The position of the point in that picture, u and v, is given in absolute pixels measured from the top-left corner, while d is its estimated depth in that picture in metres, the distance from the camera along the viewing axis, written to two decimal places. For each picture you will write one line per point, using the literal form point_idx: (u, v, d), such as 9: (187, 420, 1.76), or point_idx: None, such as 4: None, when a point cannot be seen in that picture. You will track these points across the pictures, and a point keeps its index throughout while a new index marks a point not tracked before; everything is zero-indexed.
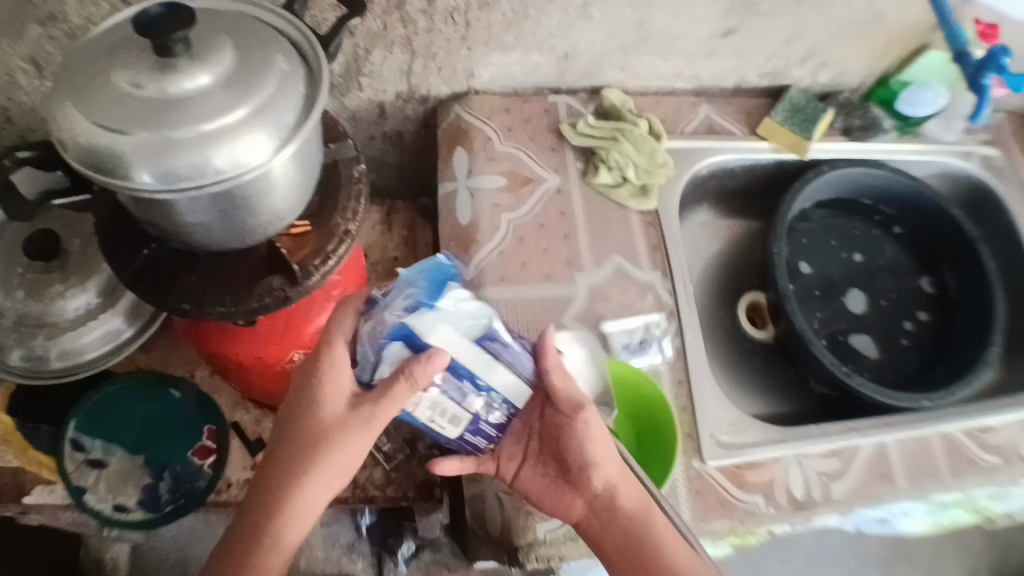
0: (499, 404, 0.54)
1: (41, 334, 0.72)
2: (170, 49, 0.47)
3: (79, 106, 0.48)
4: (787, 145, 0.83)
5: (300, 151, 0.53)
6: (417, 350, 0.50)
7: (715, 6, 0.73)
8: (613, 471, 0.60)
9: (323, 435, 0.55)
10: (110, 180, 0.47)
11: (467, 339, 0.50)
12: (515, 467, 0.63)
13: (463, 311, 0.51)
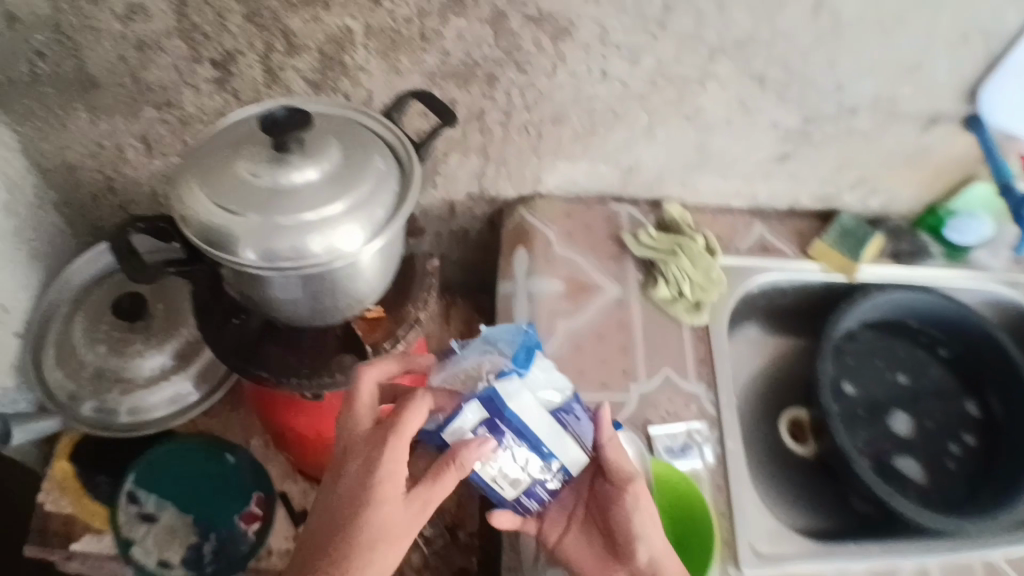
0: (558, 472, 0.57)
1: (115, 388, 0.77)
2: (286, 146, 0.54)
3: (202, 188, 0.54)
4: (836, 265, 0.87)
5: (387, 242, 0.58)
6: (495, 415, 0.52)
7: (771, 133, 0.80)
8: (659, 549, 0.61)
9: (376, 529, 0.51)
10: (219, 255, 0.53)
11: (545, 410, 0.54)
12: (559, 533, 0.64)
13: (545, 380, 0.54)
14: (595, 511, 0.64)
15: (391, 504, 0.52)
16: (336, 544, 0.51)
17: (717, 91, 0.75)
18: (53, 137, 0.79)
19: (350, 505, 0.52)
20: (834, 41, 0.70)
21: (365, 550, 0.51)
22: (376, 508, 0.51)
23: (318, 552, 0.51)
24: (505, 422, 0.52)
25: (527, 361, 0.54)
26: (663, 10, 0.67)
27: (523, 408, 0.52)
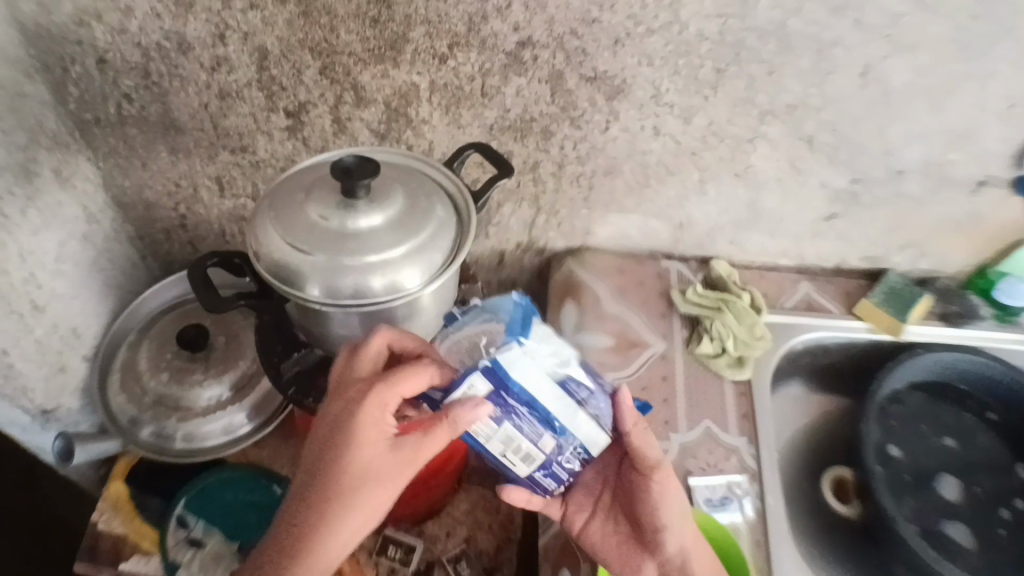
0: (572, 449, 0.54)
1: (173, 415, 0.80)
2: (354, 194, 0.57)
3: (276, 228, 0.58)
4: (883, 325, 0.87)
5: (443, 285, 0.61)
6: (499, 388, 0.50)
7: (820, 193, 0.81)
8: (687, 538, 0.61)
9: (355, 484, 0.52)
10: (287, 290, 0.56)
11: (555, 382, 0.51)
12: (584, 519, 0.65)
13: (550, 350, 0.51)
14: (620, 497, 0.64)
15: (369, 455, 0.53)
16: (314, 488, 0.53)
17: (767, 152, 0.77)
18: (132, 174, 0.86)
19: (330, 453, 0.53)
20: (881, 107, 0.72)
21: (341, 502, 0.52)
22: (354, 457, 0.52)
23: (301, 496, 0.54)
24: (511, 395, 0.50)
25: (527, 329, 0.51)
26: (714, 72, 0.70)
27: (529, 379, 0.49)
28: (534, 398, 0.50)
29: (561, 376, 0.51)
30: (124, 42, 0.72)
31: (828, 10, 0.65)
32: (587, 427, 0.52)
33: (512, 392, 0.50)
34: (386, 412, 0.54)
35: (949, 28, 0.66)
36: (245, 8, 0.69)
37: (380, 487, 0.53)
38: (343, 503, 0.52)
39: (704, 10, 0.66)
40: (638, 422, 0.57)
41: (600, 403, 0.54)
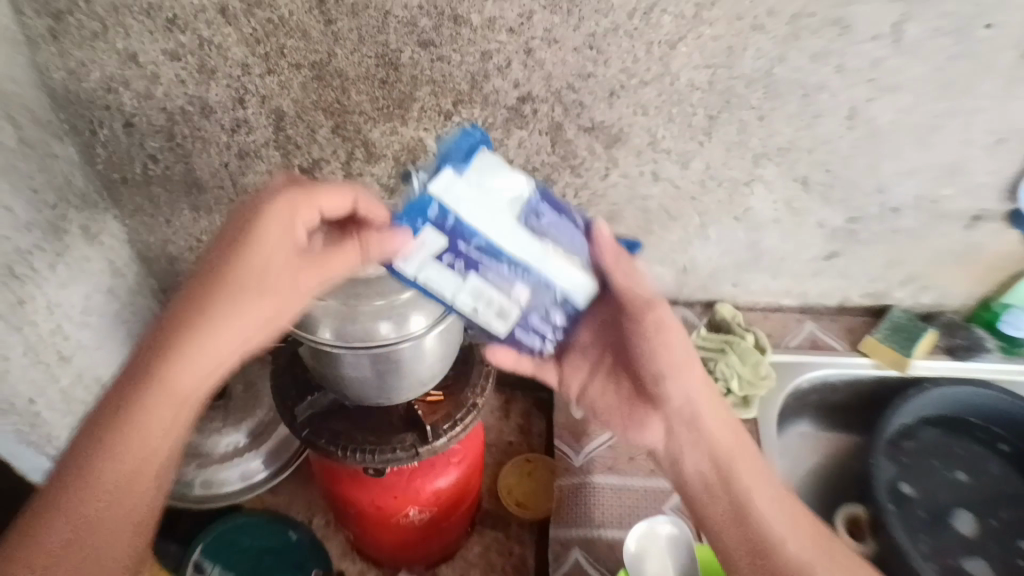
0: (542, 287, 0.60)
1: (193, 461, 0.82)
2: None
3: None
4: (889, 361, 0.87)
5: (449, 329, 0.63)
6: (443, 223, 0.56)
7: (817, 233, 0.83)
8: (691, 386, 0.63)
9: (258, 276, 0.55)
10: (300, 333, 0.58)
11: (501, 211, 0.56)
12: (582, 378, 0.72)
13: (493, 172, 0.56)
14: (613, 360, 0.69)
15: (276, 262, 0.55)
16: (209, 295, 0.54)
17: (764, 193, 0.80)
18: (157, 230, 0.91)
19: (235, 242, 0.55)
20: (871, 147, 0.75)
21: (242, 295, 0.54)
22: (259, 258, 0.54)
23: (185, 302, 0.54)
24: (462, 240, 0.57)
25: (466, 156, 0.56)
26: (707, 119, 0.74)
27: (473, 215, 0.56)
28: (483, 236, 0.56)
29: (512, 211, 0.57)
30: (150, 107, 0.78)
31: (810, 57, 0.68)
32: (545, 247, 0.58)
33: (459, 232, 0.56)
34: (298, 227, 0.56)
35: (929, 69, 0.69)
36: (263, 74, 0.74)
37: (276, 295, 0.56)
38: (244, 304, 0.55)
39: (693, 62, 0.69)
40: (621, 258, 0.60)
41: (559, 223, 0.59)
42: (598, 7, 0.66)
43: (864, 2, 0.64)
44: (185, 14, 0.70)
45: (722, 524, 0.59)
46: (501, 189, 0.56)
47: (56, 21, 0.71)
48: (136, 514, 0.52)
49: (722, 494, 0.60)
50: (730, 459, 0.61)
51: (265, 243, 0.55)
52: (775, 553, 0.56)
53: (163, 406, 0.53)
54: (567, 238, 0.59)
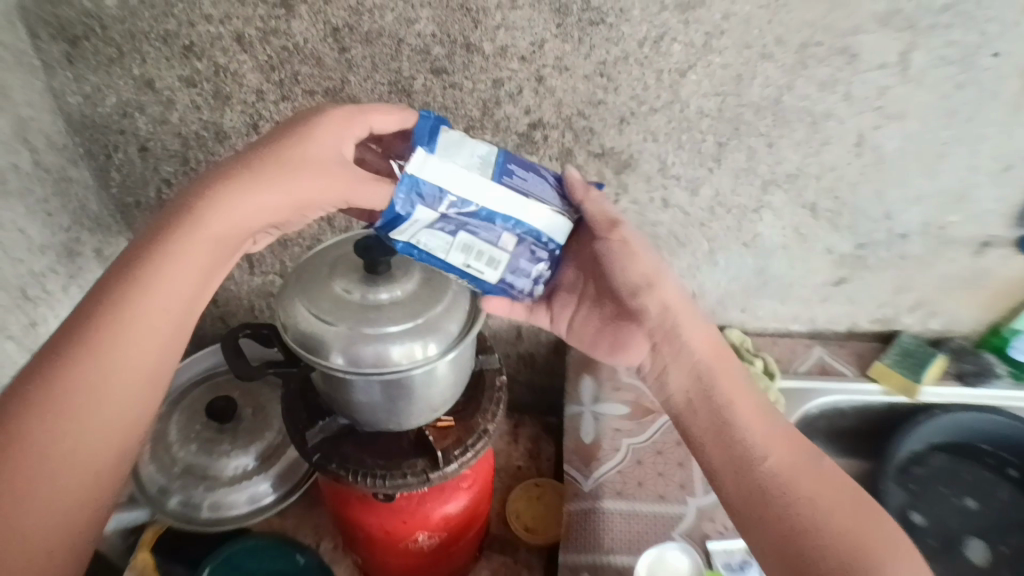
0: (526, 238, 0.60)
1: (201, 484, 0.82)
2: (375, 268, 0.60)
3: (302, 301, 0.61)
4: (898, 388, 0.87)
5: (459, 356, 0.63)
6: (430, 197, 0.55)
7: (826, 258, 0.83)
8: (666, 295, 0.64)
9: (302, 156, 0.56)
10: (312, 358, 0.58)
11: (475, 172, 0.56)
12: (573, 308, 0.73)
13: (460, 146, 0.56)
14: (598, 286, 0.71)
15: (306, 149, 0.56)
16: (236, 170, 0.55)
17: (773, 220, 0.80)
18: None
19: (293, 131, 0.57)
20: (878, 173, 0.75)
21: (289, 159, 0.55)
22: (311, 143, 0.56)
23: (221, 176, 0.55)
24: (450, 207, 0.56)
25: (430, 136, 0.56)
26: (716, 146, 0.74)
27: (455, 182, 0.55)
28: (464, 200, 0.56)
29: (485, 172, 0.56)
30: (165, 132, 0.79)
31: (817, 86, 0.69)
32: (523, 198, 0.58)
33: (443, 201, 0.56)
34: (332, 133, 0.58)
35: (936, 96, 0.69)
36: (277, 100, 0.75)
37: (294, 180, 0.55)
38: (264, 179, 0.54)
39: (702, 89, 0.70)
40: (587, 190, 0.65)
41: (531, 182, 0.60)
42: (609, 36, 0.68)
43: (867, 31, 0.66)
44: (202, 42, 0.72)
45: (707, 445, 0.56)
46: (469, 155, 0.56)
47: (72, 46, 0.73)
48: (104, 432, 0.45)
49: (706, 412, 0.57)
50: (714, 378, 0.59)
51: (310, 131, 0.57)
52: (757, 469, 0.52)
53: (189, 247, 0.52)
54: (537, 186, 0.60)
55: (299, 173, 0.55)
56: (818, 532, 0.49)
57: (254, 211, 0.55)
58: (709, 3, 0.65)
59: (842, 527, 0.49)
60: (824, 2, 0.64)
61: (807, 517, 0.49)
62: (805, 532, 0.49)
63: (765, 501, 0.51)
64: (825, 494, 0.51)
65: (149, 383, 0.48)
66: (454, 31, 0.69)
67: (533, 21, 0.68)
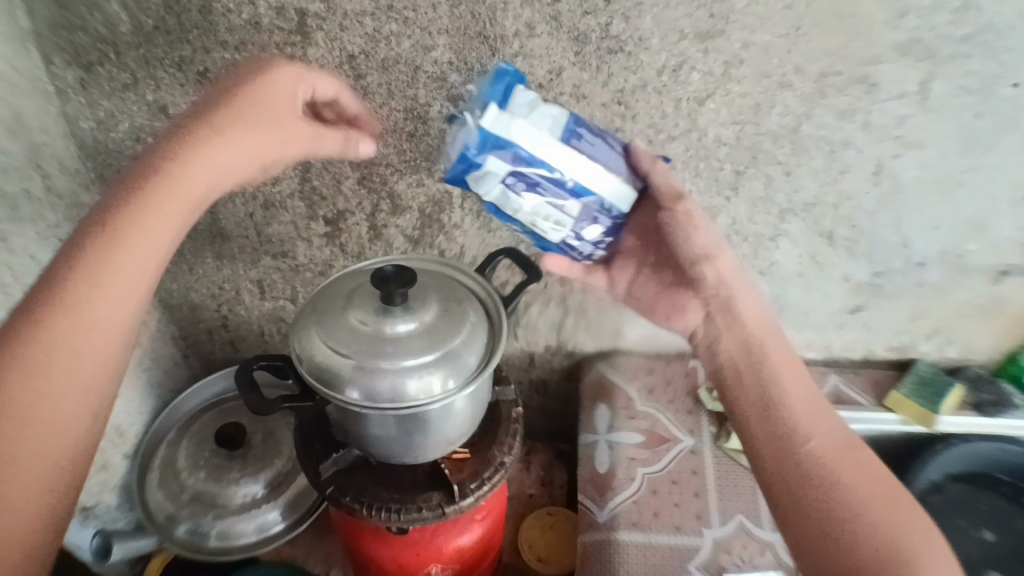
0: (595, 207, 0.62)
1: (210, 512, 0.81)
2: (391, 301, 0.60)
3: (318, 333, 0.61)
4: (915, 417, 0.85)
5: (476, 391, 0.62)
6: (502, 150, 0.57)
7: (842, 286, 0.82)
8: (723, 268, 0.64)
9: (255, 104, 0.56)
10: (328, 392, 0.58)
11: (546, 132, 0.58)
12: (629, 276, 0.73)
13: (531, 105, 0.58)
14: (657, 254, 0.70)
15: (263, 100, 0.57)
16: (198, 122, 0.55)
17: (789, 247, 0.79)
18: (179, 278, 0.89)
19: (240, 80, 0.57)
20: (896, 201, 0.74)
21: (246, 109, 0.55)
22: (263, 91, 0.57)
23: (178, 136, 0.54)
24: (521, 163, 0.58)
25: (504, 96, 0.58)
26: (734, 174, 0.74)
27: (527, 140, 0.57)
28: (536, 159, 0.58)
29: (554, 133, 0.58)
30: None
31: (836, 115, 0.69)
32: (589, 163, 0.60)
33: (514, 156, 0.57)
34: (286, 86, 0.59)
35: (955, 125, 0.69)
36: None
37: (266, 135, 0.57)
38: (227, 130, 0.55)
39: (720, 118, 0.70)
40: (655, 162, 0.64)
41: (597, 147, 0.62)
42: (627, 64, 0.67)
43: (887, 61, 0.65)
44: (217, 68, 0.71)
45: (749, 418, 0.57)
46: (541, 115, 0.58)
47: (86, 72, 0.73)
48: (81, 392, 0.46)
49: (751, 387, 0.58)
50: (764, 358, 0.59)
51: (265, 81, 0.58)
52: (798, 448, 0.53)
53: (162, 206, 0.52)
54: (604, 155, 0.62)
55: (263, 125, 0.57)
56: (851, 513, 0.49)
57: (222, 162, 0.55)
58: (728, 32, 0.65)
59: (874, 512, 0.49)
60: (844, 32, 0.64)
61: (843, 499, 0.50)
62: (837, 510, 0.49)
63: (802, 478, 0.51)
64: (862, 480, 0.51)
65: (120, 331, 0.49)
66: (471, 58, 0.68)
67: (551, 49, 0.67)
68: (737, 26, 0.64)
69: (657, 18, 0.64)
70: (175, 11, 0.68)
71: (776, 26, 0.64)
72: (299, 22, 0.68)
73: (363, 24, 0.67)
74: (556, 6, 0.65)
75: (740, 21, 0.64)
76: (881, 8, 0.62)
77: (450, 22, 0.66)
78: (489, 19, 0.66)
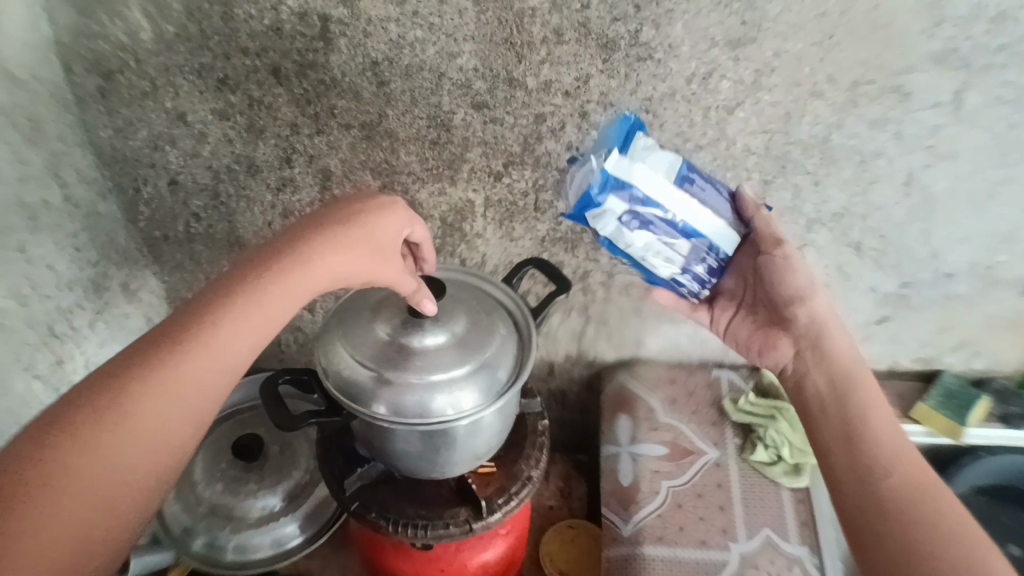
0: (705, 250, 0.64)
1: (227, 525, 0.80)
2: (420, 314, 0.59)
3: (344, 345, 0.60)
4: (943, 429, 0.83)
5: (504, 407, 0.60)
6: (620, 190, 0.59)
7: (868, 296, 0.81)
8: (818, 309, 0.66)
9: (363, 230, 0.54)
10: (353, 405, 0.57)
11: (662, 176, 0.61)
12: (728, 317, 0.74)
13: (647, 151, 0.62)
14: (757, 295, 0.71)
15: (379, 230, 0.55)
16: (320, 238, 0.52)
17: (815, 258, 0.78)
18: (197, 287, 0.89)
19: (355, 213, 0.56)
20: (926, 212, 0.73)
21: (356, 235, 0.54)
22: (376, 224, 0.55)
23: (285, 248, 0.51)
24: (640, 205, 0.60)
25: (624, 141, 0.62)
26: (761, 184, 0.73)
27: (645, 182, 0.60)
28: (650, 199, 0.60)
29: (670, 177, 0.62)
30: (196, 165, 0.78)
31: (867, 124, 0.67)
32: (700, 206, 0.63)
33: (631, 196, 0.59)
34: (396, 226, 0.57)
35: (989, 137, 0.67)
36: (312, 133, 0.74)
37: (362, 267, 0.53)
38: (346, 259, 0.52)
39: (749, 127, 0.69)
40: (760, 210, 0.68)
41: (708, 193, 0.65)
42: (656, 72, 0.66)
43: (922, 70, 0.63)
44: (237, 75, 0.70)
45: (835, 453, 0.57)
46: (659, 161, 0.62)
47: (106, 79, 0.72)
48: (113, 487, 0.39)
49: (838, 422, 0.58)
50: (854, 396, 0.60)
51: (386, 216, 0.56)
52: (879, 485, 0.53)
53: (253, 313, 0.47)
54: (713, 201, 0.65)
55: (378, 257, 0.54)
56: (925, 553, 0.47)
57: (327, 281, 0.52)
58: (760, 39, 0.63)
59: (948, 552, 0.47)
60: (879, 41, 0.62)
61: (920, 539, 0.48)
62: (910, 549, 0.48)
63: (880, 516, 0.51)
64: (940, 522, 0.49)
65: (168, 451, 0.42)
66: (497, 66, 0.67)
67: (579, 56, 0.66)
68: (770, 33, 0.63)
69: (688, 25, 0.63)
70: (196, 18, 0.67)
71: (809, 34, 0.62)
72: (322, 29, 0.67)
73: (387, 31, 0.66)
74: (586, 13, 0.63)
75: (773, 29, 0.62)
76: (918, 16, 0.60)
77: (476, 29, 0.65)
78: (517, 26, 0.65)
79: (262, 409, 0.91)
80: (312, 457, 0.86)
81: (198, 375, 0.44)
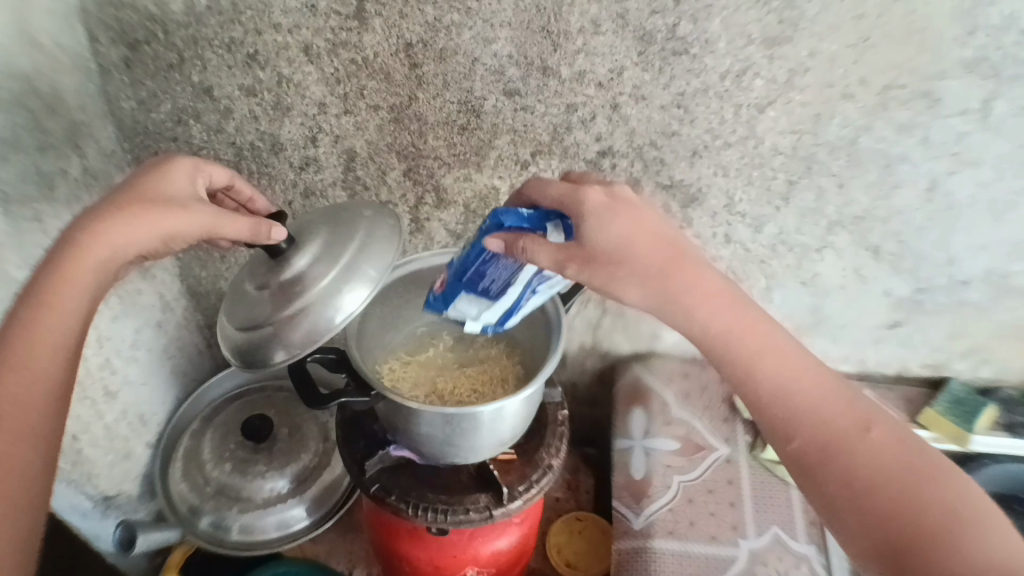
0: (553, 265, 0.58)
1: (234, 506, 0.79)
2: (277, 245, 0.59)
3: (238, 313, 0.61)
4: (949, 435, 0.83)
5: (532, 391, 0.60)
6: (501, 321, 0.63)
7: (882, 302, 0.82)
8: (640, 291, 0.56)
9: (152, 189, 0.58)
10: (260, 368, 0.58)
11: (485, 305, 0.61)
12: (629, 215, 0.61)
13: (466, 314, 0.62)
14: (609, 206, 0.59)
15: (169, 189, 0.59)
16: (107, 210, 0.55)
17: (834, 260, 0.79)
18: (210, 265, 0.88)
19: (138, 178, 0.59)
20: (946, 219, 0.73)
21: (145, 195, 0.57)
22: (165, 181, 0.59)
23: (85, 221, 0.55)
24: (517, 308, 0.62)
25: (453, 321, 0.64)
26: (786, 184, 0.73)
27: (495, 310, 0.62)
28: (504, 306, 0.61)
29: (482, 302, 0.60)
30: (219, 141, 0.77)
31: (896, 129, 0.67)
32: (506, 292, 0.60)
33: (510, 312, 0.62)
34: (183, 176, 0.61)
35: (1014, 147, 0.67)
36: (339, 113, 0.74)
37: (163, 220, 0.56)
38: (139, 215, 0.55)
39: (779, 127, 0.69)
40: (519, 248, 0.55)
41: (488, 273, 0.58)
42: (690, 67, 0.66)
43: (953, 77, 0.64)
44: (268, 51, 0.70)
45: (778, 435, 0.54)
46: (470, 304, 0.61)
47: (131, 50, 0.71)
48: (24, 435, 0.46)
49: (763, 393, 0.54)
50: (756, 361, 0.55)
51: (167, 175, 0.60)
52: (797, 448, 0.52)
53: (86, 274, 0.53)
54: (503, 271, 0.58)
55: (178, 207, 0.58)
56: (927, 533, 0.46)
57: (124, 241, 0.55)
58: (796, 39, 0.63)
59: (949, 525, 0.46)
60: (914, 46, 0.62)
61: (859, 499, 0.49)
62: (907, 532, 0.46)
63: (868, 503, 0.49)
64: (919, 485, 0.48)
65: (54, 394, 0.48)
66: (532, 53, 0.67)
67: (615, 48, 0.66)
68: (806, 34, 0.63)
69: (727, 21, 0.63)
70: None
71: (846, 35, 0.62)
72: (357, 8, 0.66)
73: (423, 13, 0.66)
74: (624, 5, 0.63)
75: (810, 29, 0.62)
76: (952, 24, 0.61)
77: (514, 15, 0.65)
78: (554, 14, 0.65)
79: (273, 388, 0.91)
80: (320, 440, 0.85)
81: (40, 360, 0.48)
